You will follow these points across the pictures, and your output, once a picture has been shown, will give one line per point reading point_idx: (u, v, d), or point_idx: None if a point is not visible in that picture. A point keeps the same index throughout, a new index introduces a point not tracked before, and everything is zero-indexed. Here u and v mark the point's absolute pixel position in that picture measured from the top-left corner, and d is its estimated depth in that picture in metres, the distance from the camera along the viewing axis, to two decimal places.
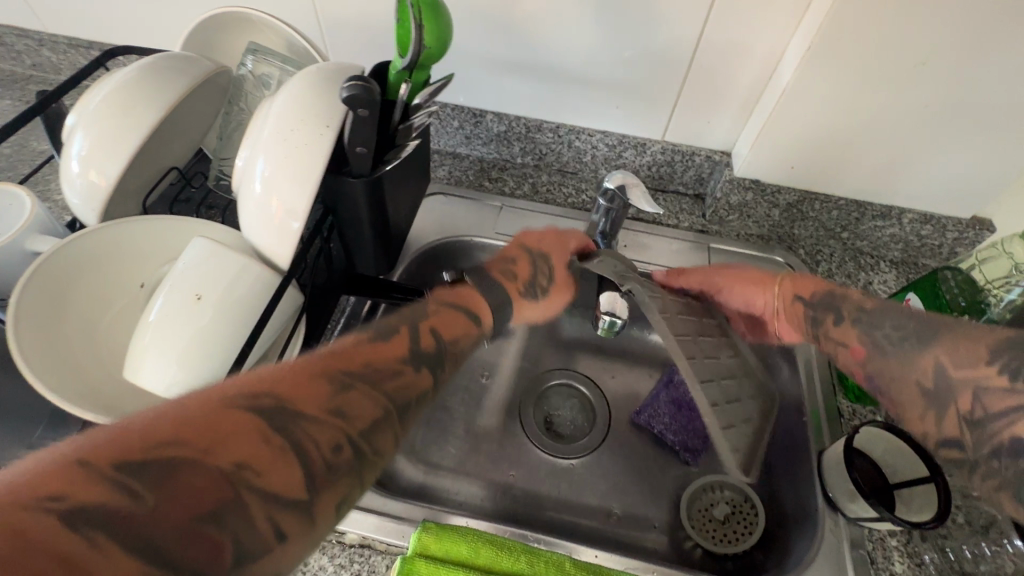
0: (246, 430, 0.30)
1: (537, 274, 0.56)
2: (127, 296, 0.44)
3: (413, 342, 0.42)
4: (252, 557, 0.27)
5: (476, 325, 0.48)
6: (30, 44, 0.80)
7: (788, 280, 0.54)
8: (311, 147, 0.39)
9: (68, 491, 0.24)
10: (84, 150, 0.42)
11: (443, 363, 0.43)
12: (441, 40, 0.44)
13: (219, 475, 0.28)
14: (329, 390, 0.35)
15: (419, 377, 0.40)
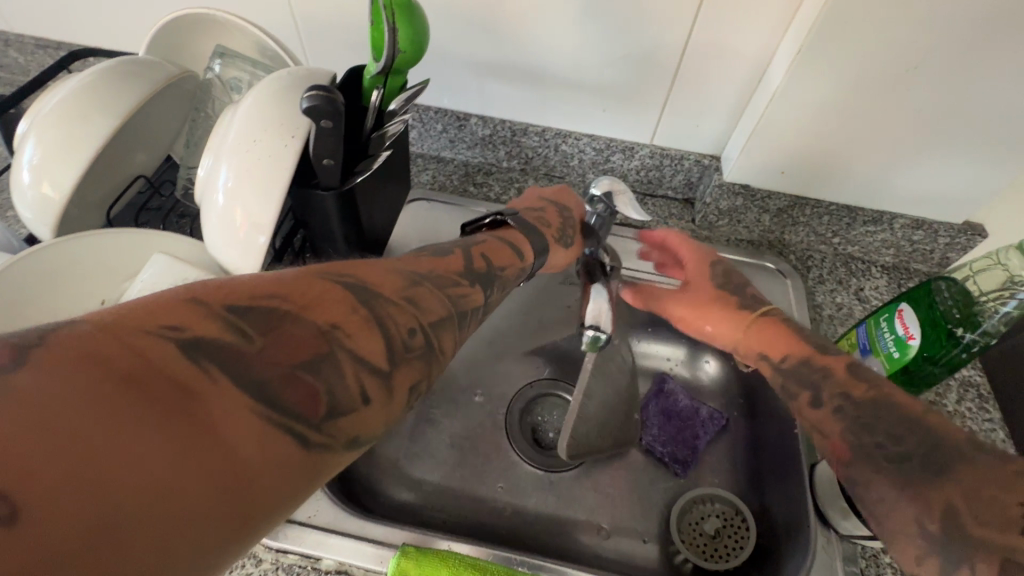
0: (336, 298, 0.29)
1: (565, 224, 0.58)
2: (86, 314, 0.42)
3: (468, 263, 0.43)
4: (349, 413, 0.26)
5: (521, 258, 0.49)
6: None
7: (755, 329, 0.51)
8: (276, 158, 0.37)
9: (181, 323, 0.22)
10: (36, 160, 0.40)
11: (497, 286, 0.44)
12: (416, 43, 0.42)
13: (318, 332, 0.26)
14: (404, 283, 0.34)
15: (474, 292, 0.41)
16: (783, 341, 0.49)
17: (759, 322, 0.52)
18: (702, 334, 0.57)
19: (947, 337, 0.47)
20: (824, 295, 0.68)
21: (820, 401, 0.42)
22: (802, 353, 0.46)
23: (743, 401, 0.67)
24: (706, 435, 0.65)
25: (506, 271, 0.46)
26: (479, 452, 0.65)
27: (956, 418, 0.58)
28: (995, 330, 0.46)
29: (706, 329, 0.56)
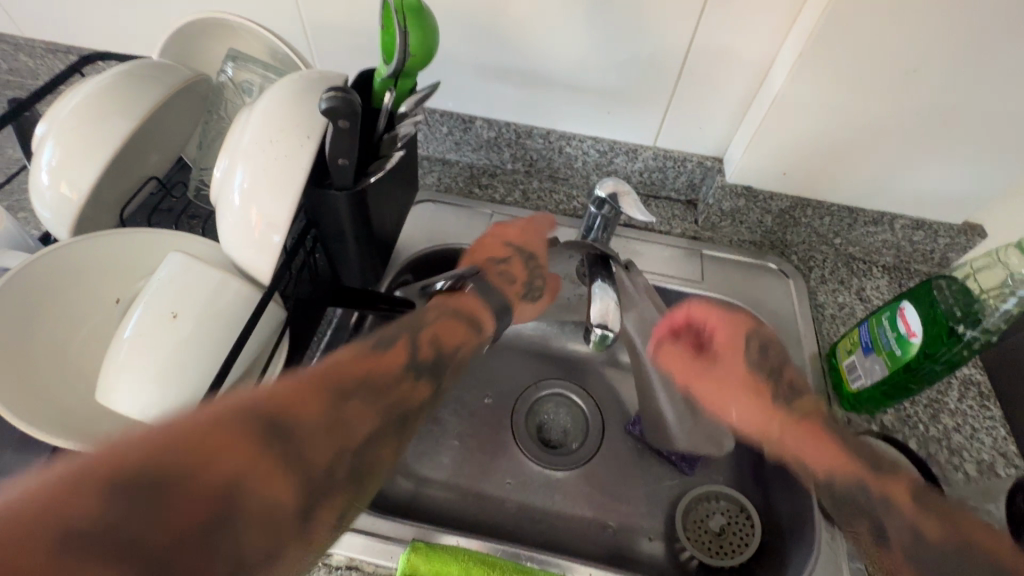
0: (239, 452, 0.31)
1: (531, 277, 0.60)
2: (103, 311, 0.43)
3: (411, 354, 0.45)
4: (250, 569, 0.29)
5: (477, 333, 0.51)
6: (6, 48, 0.78)
7: (791, 432, 0.50)
8: (291, 158, 0.38)
9: (71, 507, 0.25)
10: (54, 161, 0.41)
11: (444, 371, 0.46)
12: (425, 47, 0.43)
13: (218, 493, 0.29)
14: (335, 401, 0.38)
15: (418, 388, 0.44)
16: (814, 445, 0.48)
17: (797, 428, 0.50)
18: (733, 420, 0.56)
19: (950, 336, 0.48)
20: (826, 295, 0.69)
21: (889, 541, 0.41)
22: (851, 473, 0.45)
23: None
24: None
25: (458, 351, 0.48)
26: (486, 451, 0.65)
27: (957, 415, 0.58)
28: (995, 328, 0.47)
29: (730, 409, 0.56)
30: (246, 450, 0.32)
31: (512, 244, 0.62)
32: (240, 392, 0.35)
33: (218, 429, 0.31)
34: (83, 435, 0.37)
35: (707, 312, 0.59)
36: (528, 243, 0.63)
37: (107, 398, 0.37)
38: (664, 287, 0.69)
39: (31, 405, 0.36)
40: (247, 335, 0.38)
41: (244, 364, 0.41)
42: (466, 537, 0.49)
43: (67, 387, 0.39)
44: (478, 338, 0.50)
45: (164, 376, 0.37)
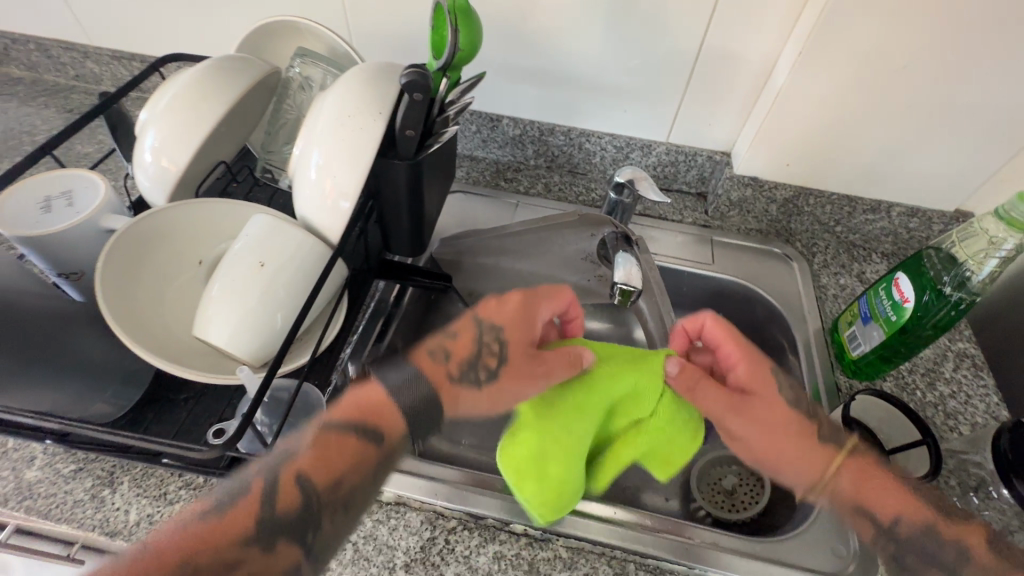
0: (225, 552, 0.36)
1: (480, 350, 0.48)
2: (188, 271, 0.49)
3: (272, 501, 0.40)
4: None
5: (377, 449, 0.44)
6: (76, 56, 0.86)
7: (855, 466, 0.49)
8: (363, 134, 0.45)
9: None
10: (157, 141, 0.48)
11: (323, 519, 0.41)
12: (472, 42, 0.50)
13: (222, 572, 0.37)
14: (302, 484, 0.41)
15: (282, 552, 0.39)
16: (876, 472, 0.48)
17: (854, 465, 0.49)
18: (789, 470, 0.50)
19: (939, 299, 0.53)
20: (830, 278, 0.74)
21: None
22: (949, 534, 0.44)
23: None
24: None
25: (344, 489, 0.43)
26: None
27: (952, 383, 0.63)
28: (981, 288, 0.52)
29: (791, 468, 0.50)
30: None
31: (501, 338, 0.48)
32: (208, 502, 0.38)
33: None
34: (180, 363, 0.42)
35: (719, 328, 0.49)
36: (507, 374, 0.47)
37: (202, 334, 0.43)
38: (677, 269, 0.74)
39: (140, 336, 0.42)
40: (322, 280, 0.45)
41: (313, 314, 0.48)
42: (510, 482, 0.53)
43: (162, 328, 0.44)
44: (380, 453, 0.44)
45: (252, 317, 0.43)
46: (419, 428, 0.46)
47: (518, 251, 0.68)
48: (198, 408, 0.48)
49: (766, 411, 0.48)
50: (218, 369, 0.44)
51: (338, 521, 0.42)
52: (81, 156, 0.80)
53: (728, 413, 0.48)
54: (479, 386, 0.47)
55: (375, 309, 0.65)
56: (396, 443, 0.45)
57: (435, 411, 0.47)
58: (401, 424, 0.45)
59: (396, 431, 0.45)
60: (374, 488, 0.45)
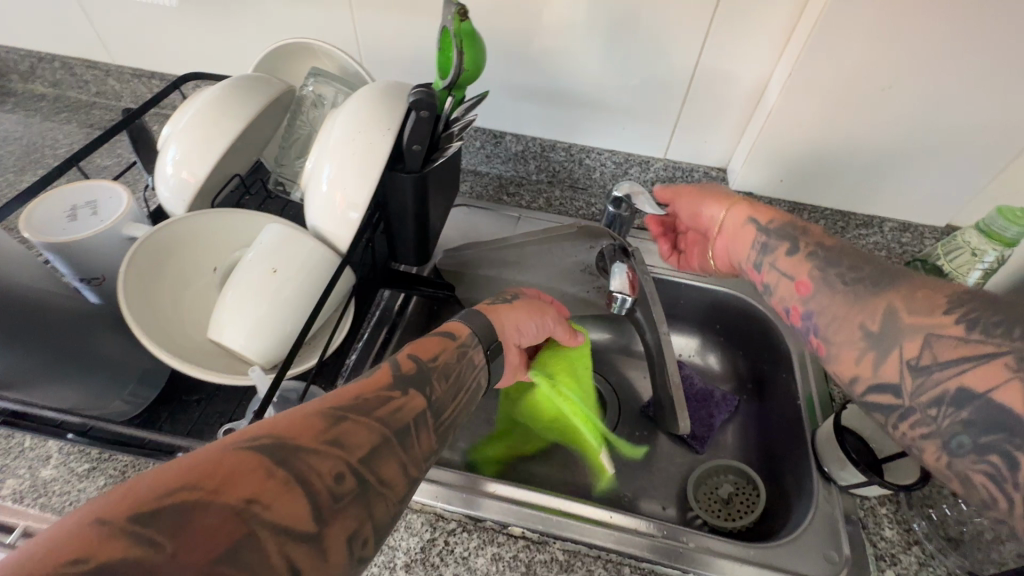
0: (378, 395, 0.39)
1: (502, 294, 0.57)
2: (204, 278, 0.51)
3: (395, 370, 0.41)
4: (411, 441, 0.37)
5: (454, 341, 0.46)
6: (98, 74, 0.90)
7: (738, 206, 0.52)
8: (373, 148, 0.47)
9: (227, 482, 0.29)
10: (178, 155, 0.51)
11: (432, 381, 0.42)
12: (475, 61, 0.52)
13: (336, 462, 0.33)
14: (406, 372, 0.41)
15: (409, 399, 0.39)
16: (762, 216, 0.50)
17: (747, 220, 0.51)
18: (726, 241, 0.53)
19: None
20: None
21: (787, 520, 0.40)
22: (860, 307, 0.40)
23: (752, 387, 0.74)
24: (721, 413, 0.71)
25: (440, 362, 0.44)
26: None
27: None
28: None
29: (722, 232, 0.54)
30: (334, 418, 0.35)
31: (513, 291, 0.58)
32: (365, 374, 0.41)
33: (307, 418, 0.34)
34: (195, 364, 0.44)
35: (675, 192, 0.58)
36: (525, 300, 0.56)
37: (218, 337, 0.45)
38: (676, 282, 0.76)
39: (159, 338, 0.44)
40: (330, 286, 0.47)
41: (322, 320, 0.50)
42: (504, 486, 0.55)
43: (178, 331, 0.47)
44: (457, 343, 0.46)
45: (266, 320, 0.45)
46: (489, 333, 0.49)
47: (519, 263, 0.70)
48: (210, 409, 0.50)
49: (693, 214, 0.57)
50: (231, 371, 0.46)
51: (446, 387, 0.42)
52: (102, 169, 0.83)
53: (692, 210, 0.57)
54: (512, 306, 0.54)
55: (380, 317, 0.67)
56: (465, 339, 0.47)
57: (494, 329, 0.50)
58: (466, 323, 0.48)
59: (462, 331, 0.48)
60: (466, 374, 0.45)
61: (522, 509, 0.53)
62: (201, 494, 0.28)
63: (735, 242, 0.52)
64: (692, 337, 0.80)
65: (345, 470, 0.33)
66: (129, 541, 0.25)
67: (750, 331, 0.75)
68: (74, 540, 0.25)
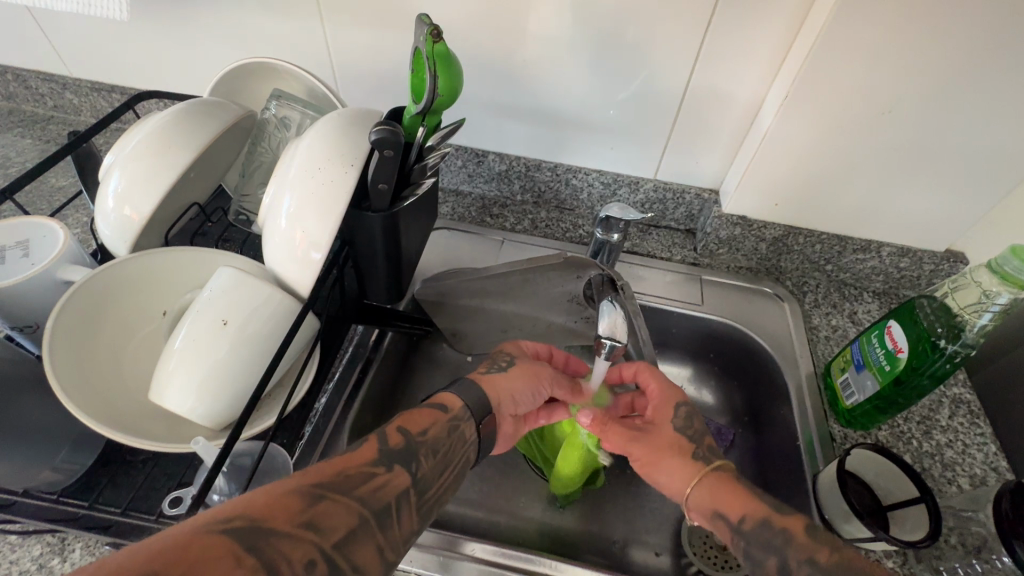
0: (362, 472, 0.36)
1: (498, 358, 0.52)
2: (151, 324, 0.47)
3: (380, 442, 0.38)
4: (390, 520, 0.34)
5: (445, 414, 0.42)
6: (54, 87, 0.84)
7: (711, 487, 0.45)
8: (337, 185, 0.43)
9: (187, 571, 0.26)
10: (120, 187, 0.46)
11: (419, 456, 0.38)
12: (452, 87, 0.47)
13: (314, 545, 0.30)
14: (395, 445, 0.38)
15: (394, 477, 0.36)
16: (745, 501, 0.43)
17: (715, 479, 0.45)
18: (658, 484, 0.49)
19: (933, 350, 0.52)
20: (821, 318, 0.72)
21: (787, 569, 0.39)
22: (759, 512, 0.42)
23: (748, 419, 0.70)
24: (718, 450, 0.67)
25: (430, 437, 0.40)
26: (499, 468, 0.67)
27: (948, 432, 0.61)
28: (975, 341, 0.51)
29: (658, 480, 0.49)
30: (315, 496, 0.32)
31: (510, 354, 0.53)
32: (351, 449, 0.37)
33: (281, 495, 0.31)
34: (131, 430, 0.40)
35: (652, 373, 0.54)
36: (522, 361, 0.51)
37: (160, 397, 0.41)
38: (666, 310, 0.72)
39: (91, 402, 0.39)
40: (287, 340, 0.42)
41: (282, 371, 0.46)
42: (481, 546, 0.50)
43: (117, 391, 0.42)
44: (448, 416, 0.42)
45: (213, 378, 0.40)
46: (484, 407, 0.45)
47: (502, 293, 0.65)
48: (157, 470, 0.45)
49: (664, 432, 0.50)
50: (174, 435, 0.42)
51: (435, 464, 0.39)
52: (55, 191, 0.77)
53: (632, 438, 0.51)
54: (507, 373, 0.49)
55: (353, 355, 0.61)
56: (458, 412, 0.43)
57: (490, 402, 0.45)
58: (460, 394, 0.44)
59: (456, 402, 0.44)
60: (455, 453, 0.41)
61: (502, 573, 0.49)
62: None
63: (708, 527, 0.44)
64: (685, 367, 0.76)
65: (318, 556, 0.30)
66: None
67: (746, 361, 0.71)
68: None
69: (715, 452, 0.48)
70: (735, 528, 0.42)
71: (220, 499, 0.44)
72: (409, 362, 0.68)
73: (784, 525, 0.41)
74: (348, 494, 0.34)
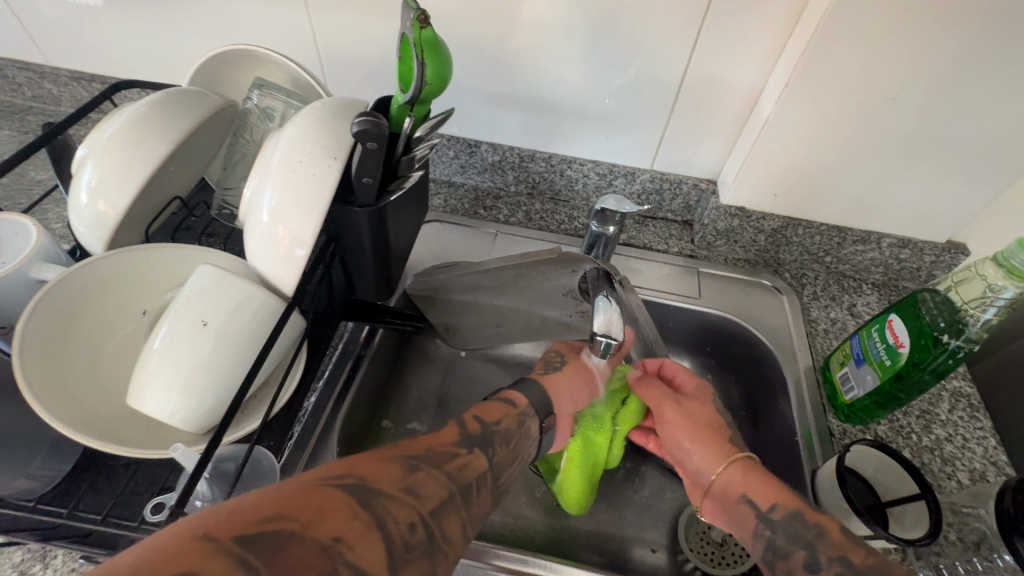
0: (444, 453, 0.37)
1: (550, 360, 0.55)
2: (131, 325, 0.45)
3: (459, 428, 0.40)
4: (474, 495, 0.35)
5: (514, 409, 0.45)
6: (32, 76, 0.81)
7: (745, 469, 0.45)
8: (319, 178, 0.41)
9: (311, 520, 0.26)
10: (94, 181, 0.44)
11: (494, 443, 0.40)
12: (441, 76, 0.45)
13: (414, 510, 0.31)
14: (473, 431, 0.40)
15: (474, 458, 0.38)
16: (770, 484, 0.43)
17: (747, 463, 0.45)
18: (681, 455, 0.49)
19: (935, 345, 0.51)
20: (819, 311, 0.71)
21: (817, 565, 0.38)
22: (792, 504, 0.42)
23: (746, 413, 0.69)
24: None
25: (502, 427, 0.43)
26: None
27: (948, 426, 0.60)
28: (978, 337, 0.50)
29: (686, 449, 0.49)
30: (408, 467, 0.33)
31: (562, 351, 0.56)
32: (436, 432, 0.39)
33: (383, 464, 0.32)
34: (108, 435, 0.39)
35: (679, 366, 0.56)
36: (576, 360, 0.55)
37: (138, 401, 0.39)
38: (662, 303, 0.71)
39: (65, 407, 0.38)
40: (271, 340, 0.41)
41: (266, 372, 0.44)
42: (478, 545, 0.49)
43: (94, 395, 0.41)
44: (516, 412, 0.45)
45: (192, 382, 0.39)
46: (545, 408, 0.47)
47: (495, 287, 0.64)
48: (140, 475, 0.44)
49: (700, 411, 0.51)
50: (155, 440, 0.41)
51: (508, 452, 0.41)
52: (34, 184, 0.74)
53: (666, 400, 0.52)
54: (566, 372, 0.53)
55: (342, 352, 0.60)
56: (524, 408, 0.46)
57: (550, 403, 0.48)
58: (524, 393, 0.48)
59: (522, 401, 0.47)
60: (523, 445, 0.43)
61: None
62: (293, 525, 0.26)
63: (730, 511, 0.44)
64: (682, 360, 0.75)
65: (417, 520, 0.30)
66: (227, 566, 0.23)
67: (743, 355, 0.70)
68: (168, 559, 0.22)
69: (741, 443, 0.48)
70: (763, 514, 0.42)
71: (203, 505, 0.42)
72: (402, 358, 0.67)
73: (815, 520, 0.40)
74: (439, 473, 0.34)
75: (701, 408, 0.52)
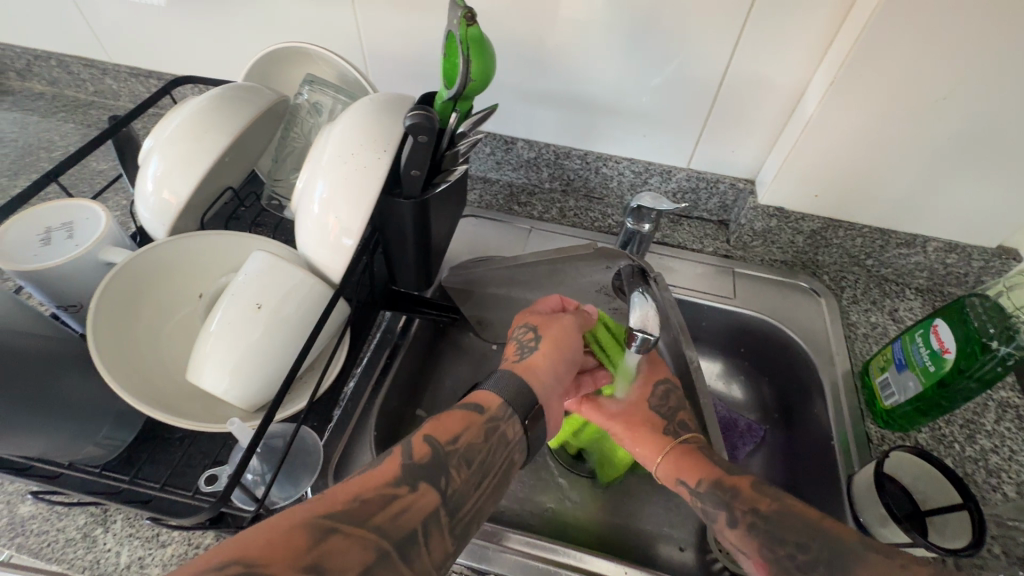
0: (386, 500, 0.35)
1: (520, 342, 0.50)
2: (189, 306, 0.48)
3: (406, 457, 0.38)
4: (413, 546, 0.33)
5: (480, 416, 0.41)
6: (96, 73, 0.85)
7: (677, 455, 0.46)
8: (370, 171, 0.43)
9: None
10: (159, 171, 0.46)
11: (449, 469, 0.38)
12: (485, 72, 0.46)
13: None
14: (426, 461, 0.38)
15: (420, 497, 0.35)
16: (701, 467, 0.44)
17: (680, 450, 0.46)
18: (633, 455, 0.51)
19: (983, 352, 0.49)
20: (859, 315, 0.69)
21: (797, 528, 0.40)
22: (713, 476, 0.43)
23: (779, 416, 0.68)
24: (745, 446, 0.65)
25: (462, 444, 0.39)
26: None
27: (994, 437, 0.58)
28: None
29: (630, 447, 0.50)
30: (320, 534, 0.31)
31: (532, 324, 0.52)
32: (371, 470, 0.37)
33: (287, 533, 0.31)
34: (168, 408, 0.41)
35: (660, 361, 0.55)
36: (548, 334, 0.50)
37: (196, 377, 0.42)
38: (695, 302, 0.71)
39: (131, 380, 0.41)
40: (319, 325, 0.43)
41: (313, 356, 0.46)
42: (505, 534, 0.50)
43: (159, 371, 0.44)
44: (485, 418, 0.41)
45: (245, 362, 0.41)
46: (521, 399, 0.43)
47: (530, 281, 0.64)
48: (195, 448, 0.47)
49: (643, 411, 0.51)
50: (210, 414, 0.43)
51: (468, 476, 0.38)
52: (96, 174, 0.79)
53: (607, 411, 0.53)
54: (544, 356, 0.48)
55: (380, 341, 0.62)
56: (496, 411, 0.42)
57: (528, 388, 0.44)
58: (495, 393, 0.43)
59: (492, 404, 0.42)
60: (497, 457, 0.40)
61: (524, 562, 0.49)
62: None
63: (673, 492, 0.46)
64: (714, 360, 0.74)
65: None
66: None
67: (778, 357, 0.69)
68: None
69: (685, 427, 0.49)
70: (690, 490, 0.43)
71: (254, 479, 0.46)
72: (436, 349, 0.68)
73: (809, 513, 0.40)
74: (362, 534, 0.32)
75: (637, 407, 0.52)
